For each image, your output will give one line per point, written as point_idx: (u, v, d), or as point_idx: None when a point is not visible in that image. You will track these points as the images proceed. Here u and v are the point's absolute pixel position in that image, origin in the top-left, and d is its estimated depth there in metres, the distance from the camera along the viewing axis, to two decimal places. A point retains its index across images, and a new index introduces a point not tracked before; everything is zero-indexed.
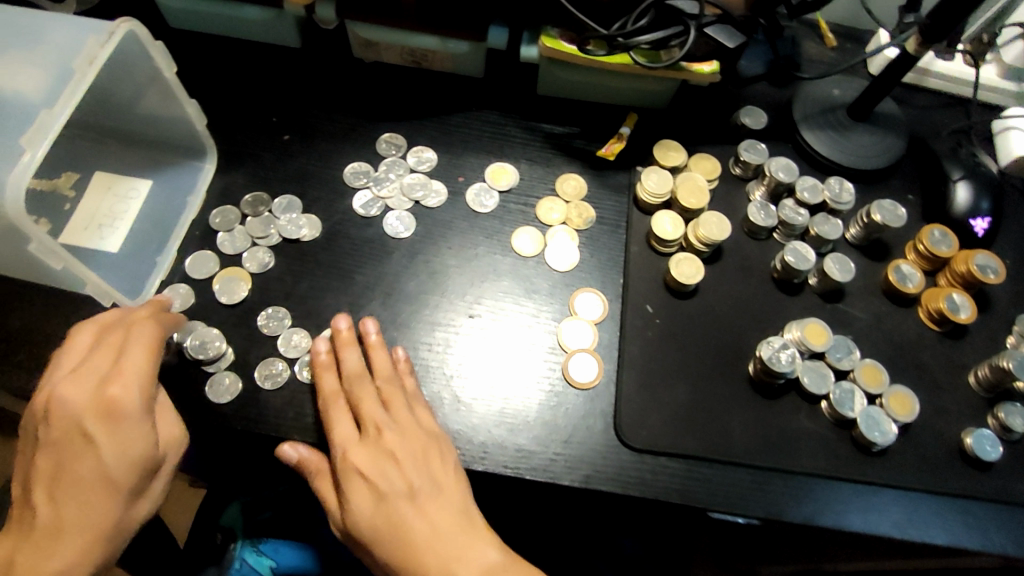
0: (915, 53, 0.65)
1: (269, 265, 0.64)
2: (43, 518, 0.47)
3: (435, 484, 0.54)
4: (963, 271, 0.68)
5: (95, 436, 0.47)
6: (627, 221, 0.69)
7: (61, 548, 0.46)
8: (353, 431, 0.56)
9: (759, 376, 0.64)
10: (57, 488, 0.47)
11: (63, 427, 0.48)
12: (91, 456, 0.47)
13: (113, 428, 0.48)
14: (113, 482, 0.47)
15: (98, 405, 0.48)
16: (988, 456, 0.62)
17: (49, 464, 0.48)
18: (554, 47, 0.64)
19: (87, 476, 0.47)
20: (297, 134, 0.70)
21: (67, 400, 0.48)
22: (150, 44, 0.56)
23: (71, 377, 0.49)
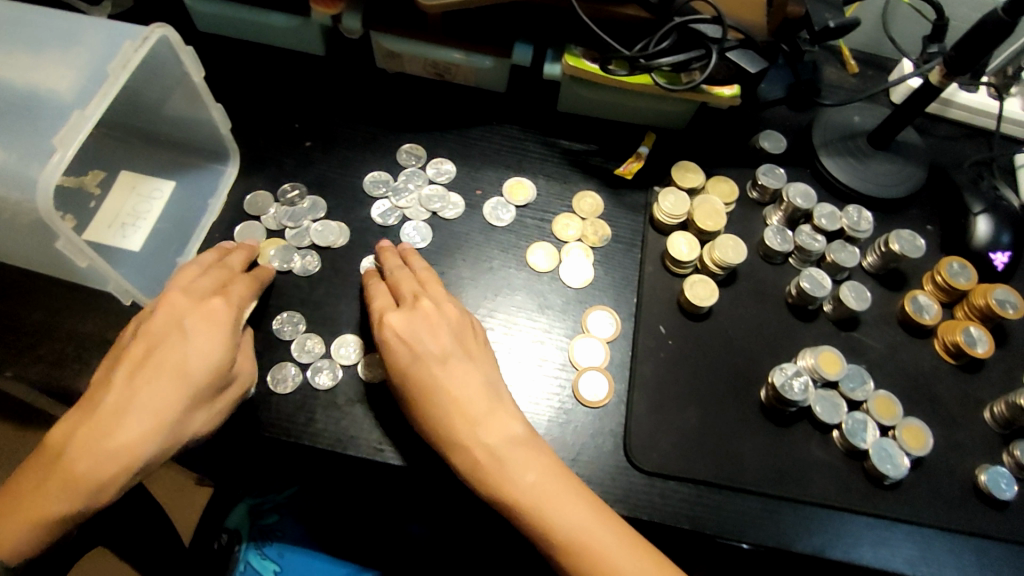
0: (938, 84, 0.65)
1: (291, 255, 0.65)
2: (114, 396, 0.48)
3: (501, 401, 0.55)
4: (982, 305, 0.68)
5: (190, 332, 0.51)
6: (643, 240, 0.69)
7: (125, 424, 0.47)
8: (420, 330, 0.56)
9: (771, 402, 0.63)
10: (134, 374, 0.49)
11: (162, 321, 0.51)
12: (181, 345, 0.50)
13: (210, 329, 0.52)
14: (192, 376, 0.49)
15: (204, 310, 0.52)
16: (1002, 494, 0.61)
17: (139, 351, 0.50)
18: (576, 64, 0.64)
19: (170, 365, 0.49)
20: (319, 141, 0.71)
21: (176, 302, 0.53)
22: (181, 49, 0.57)
23: (178, 289, 0.54)
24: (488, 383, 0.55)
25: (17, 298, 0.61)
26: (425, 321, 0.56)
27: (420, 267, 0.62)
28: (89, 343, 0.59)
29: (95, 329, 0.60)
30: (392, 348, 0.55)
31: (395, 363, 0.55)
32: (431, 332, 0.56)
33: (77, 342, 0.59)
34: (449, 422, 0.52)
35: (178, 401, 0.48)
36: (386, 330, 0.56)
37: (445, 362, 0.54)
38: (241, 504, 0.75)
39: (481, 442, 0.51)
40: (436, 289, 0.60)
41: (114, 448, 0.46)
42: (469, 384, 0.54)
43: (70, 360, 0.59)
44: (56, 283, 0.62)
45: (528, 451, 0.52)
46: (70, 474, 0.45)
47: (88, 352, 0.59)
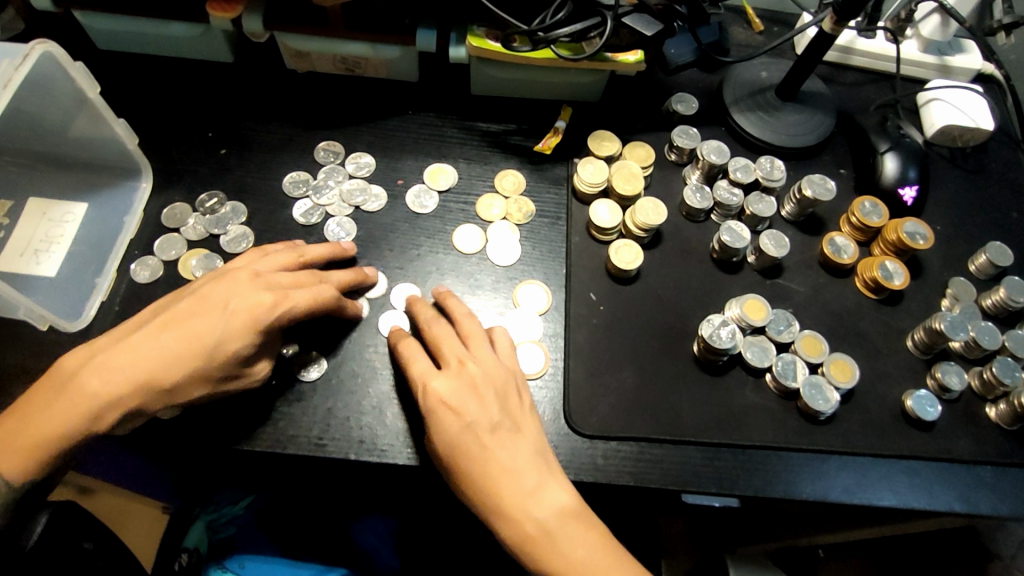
0: (831, 32, 0.67)
1: (216, 269, 0.64)
2: (138, 345, 0.51)
3: (525, 448, 0.53)
4: (894, 240, 0.70)
5: (227, 315, 0.52)
6: (567, 212, 0.71)
7: (127, 373, 0.50)
8: (486, 416, 0.53)
9: (703, 355, 0.65)
10: (157, 327, 0.52)
11: (215, 295, 0.54)
12: (211, 320, 0.52)
13: (247, 321, 0.52)
14: (207, 354, 0.51)
15: (252, 298, 0.53)
16: (928, 416, 0.64)
17: (178, 314, 0.53)
18: (479, 46, 0.65)
19: (195, 338, 0.52)
20: (234, 148, 0.71)
21: (225, 278, 0.55)
22: (69, 64, 0.56)
23: (250, 274, 0.55)
24: (535, 448, 0.54)
25: None
26: (478, 394, 0.54)
27: (471, 325, 0.59)
28: (10, 374, 0.58)
29: (17, 360, 0.59)
30: (440, 417, 0.53)
31: (440, 433, 0.53)
32: (484, 403, 0.53)
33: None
34: (494, 494, 0.51)
35: (184, 369, 0.51)
36: (433, 399, 0.53)
37: (493, 430, 0.53)
38: (198, 522, 0.74)
39: (528, 514, 0.50)
40: (481, 345, 0.57)
41: (116, 381, 0.50)
42: (518, 452, 0.52)
43: None
44: None
45: (569, 520, 0.51)
46: (78, 392, 0.49)
47: (11, 382, 0.58)
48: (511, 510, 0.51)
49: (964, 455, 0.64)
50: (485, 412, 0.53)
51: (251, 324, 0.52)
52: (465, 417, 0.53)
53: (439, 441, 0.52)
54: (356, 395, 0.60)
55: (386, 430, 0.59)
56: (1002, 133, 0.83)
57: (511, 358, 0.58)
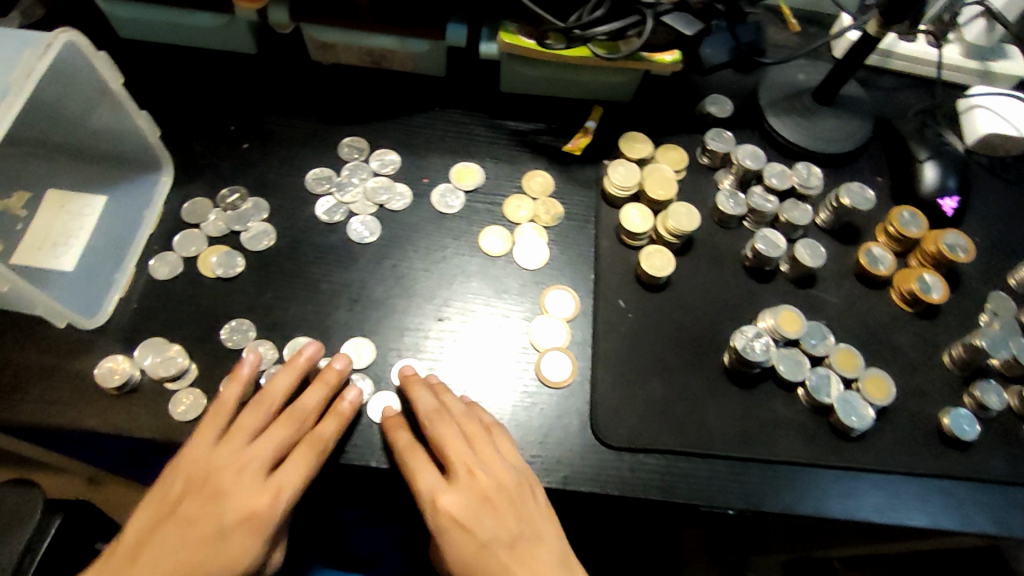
0: (876, 35, 0.64)
1: (238, 267, 0.63)
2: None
3: (547, 559, 0.54)
4: (933, 252, 0.68)
5: (229, 537, 0.51)
6: (596, 215, 0.69)
7: None
8: (500, 534, 0.53)
9: (734, 366, 0.63)
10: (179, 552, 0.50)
11: (206, 510, 0.52)
12: (213, 547, 0.51)
13: (251, 531, 0.51)
14: (215, 543, 0.51)
15: (250, 501, 0.52)
16: (965, 435, 0.62)
17: (173, 541, 0.51)
18: (512, 42, 0.63)
19: (199, 550, 0.50)
20: (256, 142, 0.69)
21: (228, 487, 0.52)
22: (93, 56, 0.55)
23: (269, 445, 0.54)
24: (555, 556, 0.54)
25: None
26: (491, 508, 0.54)
27: (471, 420, 0.56)
28: (26, 370, 0.57)
29: (34, 356, 0.57)
30: (454, 537, 0.53)
31: (454, 552, 0.53)
32: (497, 522, 0.54)
33: (15, 371, 0.57)
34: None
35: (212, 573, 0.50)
36: (444, 516, 0.54)
37: (509, 544, 0.53)
38: None
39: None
40: (485, 446, 0.55)
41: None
42: (535, 562, 0.53)
43: (9, 391, 0.56)
44: None
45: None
46: None
47: (27, 379, 0.56)
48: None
49: (1001, 476, 0.62)
50: (500, 529, 0.53)
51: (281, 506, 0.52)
52: (474, 536, 0.53)
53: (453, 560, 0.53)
54: (378, 400, 0.59)
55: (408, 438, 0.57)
56: None
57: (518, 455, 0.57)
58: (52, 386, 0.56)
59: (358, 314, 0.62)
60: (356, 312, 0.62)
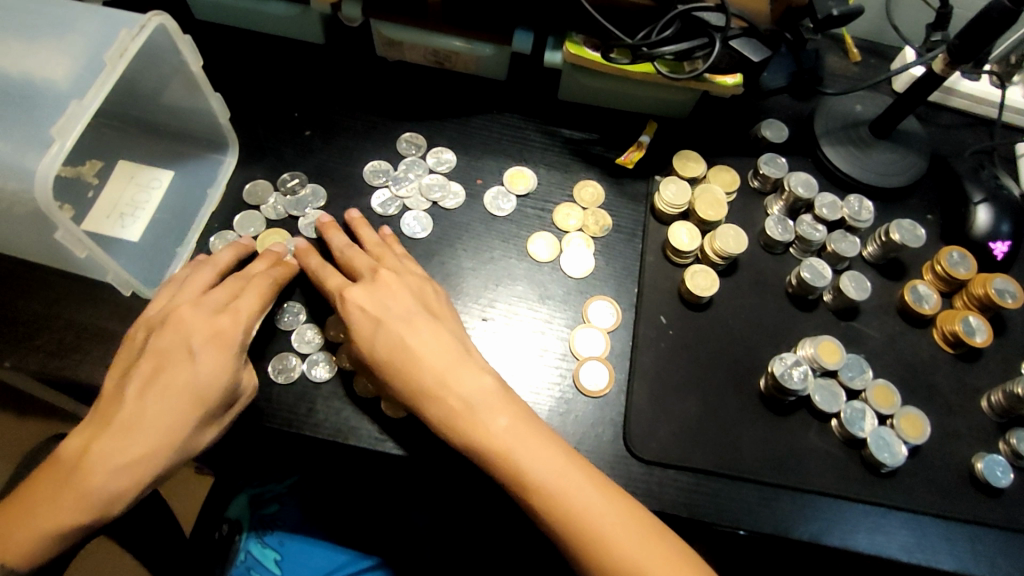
0: (942, 73, 0.64)
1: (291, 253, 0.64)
2: (126, 412, 0.50)
3: (461, 357, 0.55)
4: (981, 295, 0.68)
5: (200, 358, 0.52)
6: (644, 230, 0.69)
7: (136, 444, 0.49)
8: (409, 319, 0.56)
9: (770, 392, 0.63)
10: (147, 394, 0.50)
11: (175, 341, 0.53)
12: (188, 371, 0.51)
13: (217, 351, 0.53)
14: (201, 395, 0.51)
15: (212, 322, 0.54)
16: (998, 482, 0.61)
17: (151, 368, 0.52)
18: (577, 53, 0.64)
19: (180, 387, 0.51)
20: (318, 130, 0.71)
21: (187, 319, 0.54)
22: (179, 37, 0.56)
23: (190, 304, 0.55)
24: (468, 360, 0.55)
25: (16, 288, 0.61)
26: (413, 311, 0.57)
27: (371, 237, 0.63)
28: (88, 334, 0.59)
29: (96, 321, 0.60)
30: (359, 320, 0.56)
31: (359, 330, 0.56)
32: (399, 304, 0.57)
33: (78, 333, 0.59)
34: (431, 401, 0.53)
35: (190, 420, 0.51)
36: (349, 300, 0.57)
37: (412, 323, 0.56)
38: (242, 495, 0.75)
39: (452, 393, 0.53)
40: (392, 259, 0.61)
41: (125, 466, 0.48)
42: (436, 345, 0.55)
43: (70, 351, 0.59)
44: (57, 273, 0.61)
45: (497, 399, 0.53)
46: (87, 487, 0.47)
47: (88, 343, 0.59)
48: (448, 405, 0.53)
49: None
50: (402, 309, 0.57)
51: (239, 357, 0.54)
52: (376, 316, 0.56)
53: (360, 338, 0.56)
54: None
55: None
56: None
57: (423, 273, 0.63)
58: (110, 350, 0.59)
59: None
60: None
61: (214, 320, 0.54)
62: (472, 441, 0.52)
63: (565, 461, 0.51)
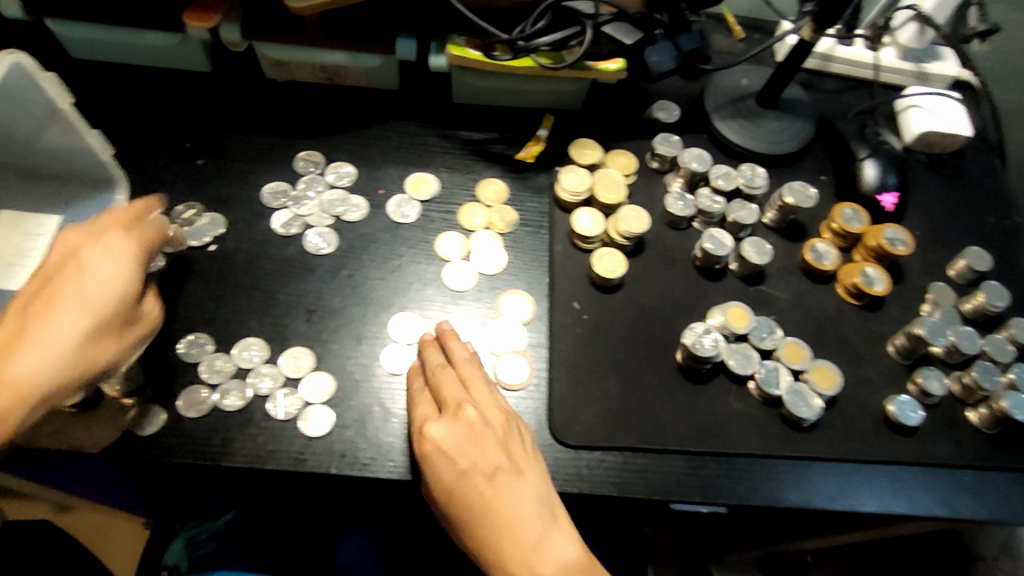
0: (810, 40, 0.67)
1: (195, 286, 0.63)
2: (8, 332, 0.46)
3: (547, 517, 0.52)
4: (875, 246, 0.71)
5: (62, 310, 0.46)
6: (550, 221, 0.70)
7: (7, 367, 0.44)
8: (492, 471, 0.53)
9: (686, 363, 0.65)
10: (31, 320, 0.46)
11: (58, 264, 0.48)
12: (78, 286, 0.47)
13: (90, 307, 0.47)
14: (99, 322, 0.47)
15: (105, 269, 0.48)
16: (910, 421, 0.64)
17: (47, 287, 0.47)
18: (460, 54, 0.64)
19: (68, 300, 0.47)
20: (212, 158, 0.70)
21: (84, 256, 0.48)
22: (41, 76, 0.56)
23: (85, 264, 0.48)
24: (554, 526, 0.52)
25: None
26: (500, 462, 0.53)
27: (461, 356, 0.58)
28: None
29: None
30: (436, 465, 0.53)
31: (438, 480, 0.53)
32: (481, 452, 0.53)
33: None
34: (508, 569, 0.50)
35: (69, 350, 0.46)
36: (431, 447, 0.53)
37: (494, 480, 0.52)
38: (177, 539, 0.73)
39: (534, 570, 0.50)
40: (481, 388, 0.57)
41: (6, 397, 0.43)
42: (522, 508, 0.52)
43: None
44: None
45: (579, 572, 0.51)
46: (61, 424, 0.53)
47: None
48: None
49: (946, 459, 0.64)
50: (487, 460, 0.53)
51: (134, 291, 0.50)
52: (456, 467, 0.53)
53: (438, 488, 0.52)
54: (311, 413, 0.59)
55: (368, 445, 0.58)
56: (978, 139, 0.83)
57: (509, 401, 0.58)
58: None
59: (316, 324, 0.63)
60: (313, 322, 0.63)
61: (122, 249, 0.49)
62: None
63: None
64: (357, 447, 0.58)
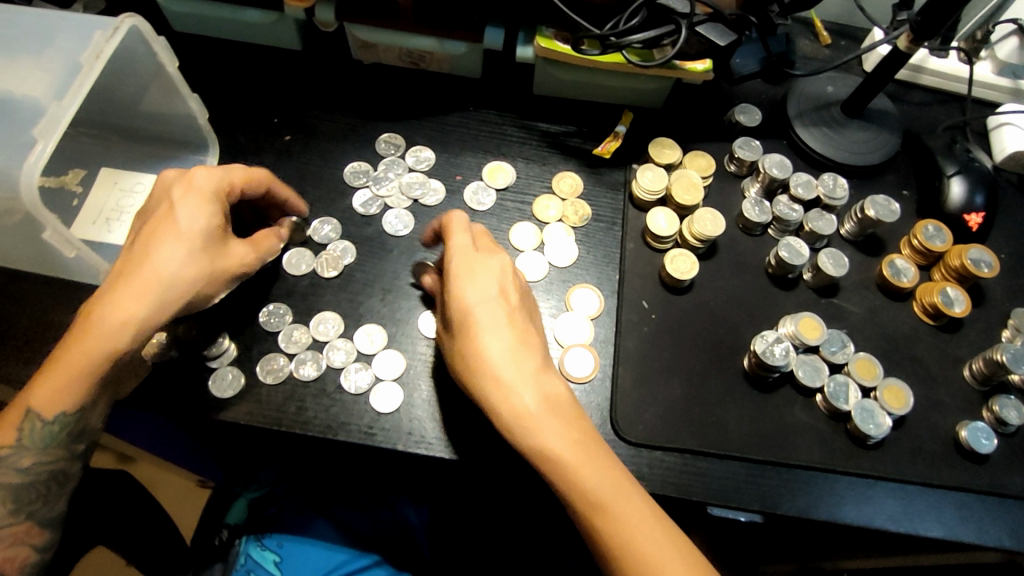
0: (908, 50, 0.64)
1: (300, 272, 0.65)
2: (117, 264, 0.51)
3: (546, 358, 0.52)
4: (957, 266, 0.69)
5: (176, 212, 0.52)
6: (623, 218, 0.70)
7: (124, 289, 0.49)
8: (511, 300, 0.53)
9: (754, 370, 0.64)
10: (138, 257, 0.50)
11: (154, 200, 0.54)
12: (171, 220, 0.52)
13: (195, 197, 0.53)
14: (194, 236, 0.52)
15: (196, 208, 0.52)
16: (983, 448, 0.62)
17: (141, 228, 0.52)
18: (548, 47, 0.65)
19: (168, 233, 0.51)
20: (298, 134, 0.72)
21: (174, 201, 0.53)
22: (153, 40, 0.58)
23: (170, 191, 0.53)
24: (551, 368, 0.51)
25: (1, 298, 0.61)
26: (519, 299, 0.53)
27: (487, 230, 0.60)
28: None
29: None
30: (462, 283, 0.52)
31: (460, 298, 0.52)
32: (507, 281, 0.53)
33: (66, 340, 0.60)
34: (499, 383, 0.49)
35: (175, 268, 0.50)
36: (458, 267, 0.53)
37: (510, 308, 0.52)
38: (240, 500, 0.77)
39: (529, 393, 0.48)
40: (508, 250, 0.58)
41: (122, 312, 0.48)
42: (524, 339, 0.51)
43: None
44: (43, 281, 0.62)
45: (566, 407, 0.49)
46: (89, 324, 0.48)
47: None
48: (515, 398, 0.48)
49: (1018, 491, 0.62)
50: (510, 290, 0.53)
51: (221, 227, 0.54)
52: (479, 287, 0.52)
53: (460, 302, 0.52)
54: (381, 389, 0.61)
55: (435, 423, 0.59)
56: None
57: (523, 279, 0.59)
58: None
59: (390, 303, 0.65)
60: (387, 301, 0.65)
61: (203, 199, 0.53)
62: (540, 446, 0.47)
63: (633, 494, 0.48)
64: (423, 425, 0.59)
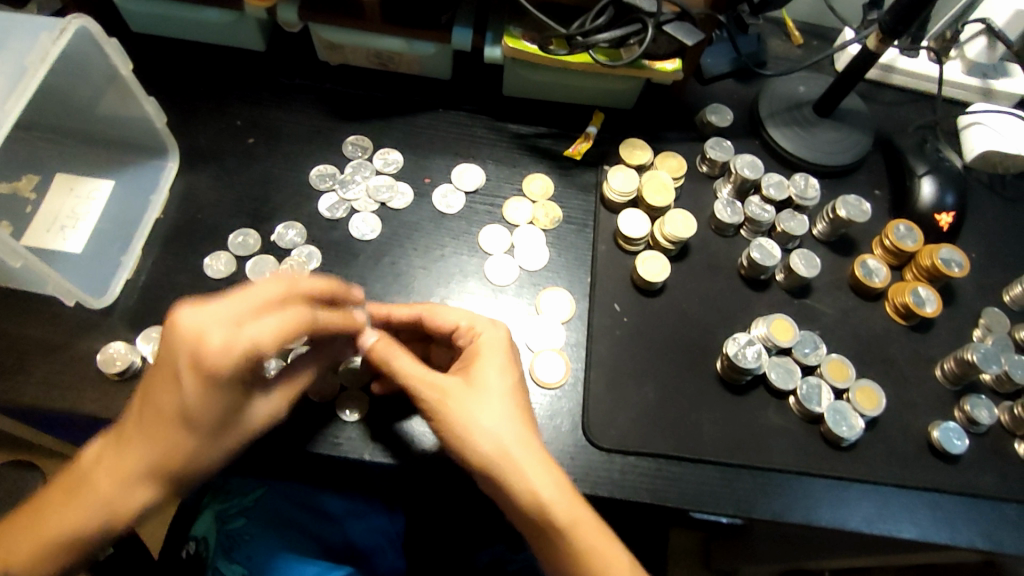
0: (876, 50, 0.63)
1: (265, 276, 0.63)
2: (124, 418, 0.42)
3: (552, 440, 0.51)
4: (928, 266, 0.68)
5: (182, 388, 0.39)
6: (594, 220, 0.70)
7: (120, 464, 0.41)
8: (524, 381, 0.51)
9: (726, 373, 0.64)
10: (135, 433, 0.41)
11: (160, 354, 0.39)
12: (169, 394, 0.39)
13: (205, 376, 0.39)
14: (190, 422, 0.40)
15: (209, 384, 0.39)
16: (954, 449, 0.62)
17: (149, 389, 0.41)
18: (515, 47, 0.63)
19: (166, 410, 0.40)
20: (262, 137, 0.70)
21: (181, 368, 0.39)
22: (105, 42, 0.57)
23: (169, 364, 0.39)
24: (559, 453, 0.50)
25: None
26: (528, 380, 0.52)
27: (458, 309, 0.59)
28: (32, 348, 0.58)
29: (39, 332, 0.59)
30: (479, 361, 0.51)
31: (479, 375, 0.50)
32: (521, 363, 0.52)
33: (18, 352, 0.58)
34: (516, 476, 0.45)
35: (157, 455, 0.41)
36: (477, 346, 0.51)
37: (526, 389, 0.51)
38: (207, 513, 0.74)
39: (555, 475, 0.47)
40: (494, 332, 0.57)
41: (109, 497, 0.41)
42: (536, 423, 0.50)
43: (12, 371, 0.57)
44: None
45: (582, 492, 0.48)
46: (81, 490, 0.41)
47: (29, 359, 0.57)
48: (537, 492, 0.45)
49: (990, 491, 0.62)
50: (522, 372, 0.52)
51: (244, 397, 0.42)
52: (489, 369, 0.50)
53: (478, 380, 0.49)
54: (347, 397, 0.59)
55: (403, 431, 0.58)
56: None
57: None
58: (53, 365, 0.57)
59: None
60: None
61: (215, 380, 0.39)
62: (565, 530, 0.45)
63: None
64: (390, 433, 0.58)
